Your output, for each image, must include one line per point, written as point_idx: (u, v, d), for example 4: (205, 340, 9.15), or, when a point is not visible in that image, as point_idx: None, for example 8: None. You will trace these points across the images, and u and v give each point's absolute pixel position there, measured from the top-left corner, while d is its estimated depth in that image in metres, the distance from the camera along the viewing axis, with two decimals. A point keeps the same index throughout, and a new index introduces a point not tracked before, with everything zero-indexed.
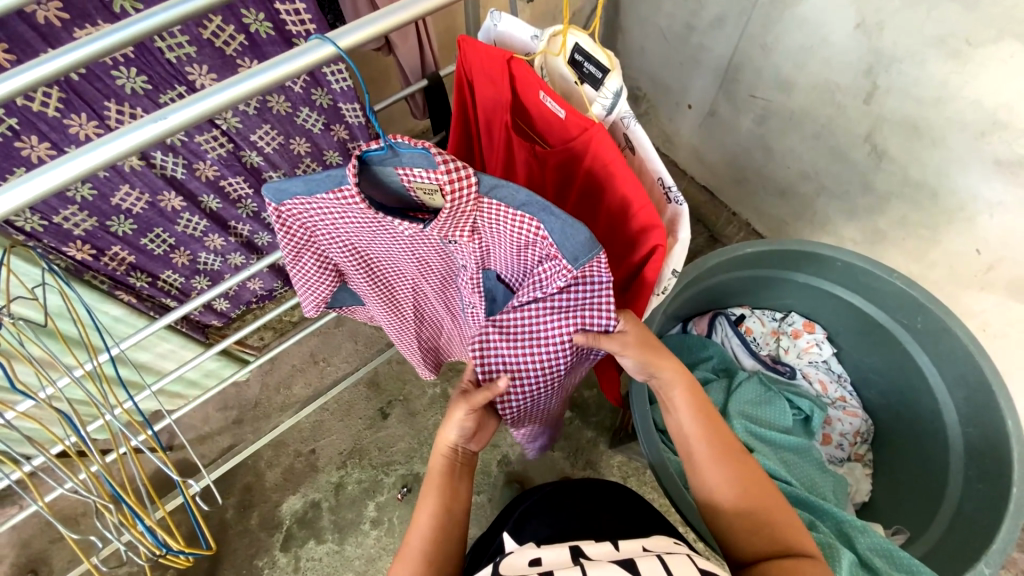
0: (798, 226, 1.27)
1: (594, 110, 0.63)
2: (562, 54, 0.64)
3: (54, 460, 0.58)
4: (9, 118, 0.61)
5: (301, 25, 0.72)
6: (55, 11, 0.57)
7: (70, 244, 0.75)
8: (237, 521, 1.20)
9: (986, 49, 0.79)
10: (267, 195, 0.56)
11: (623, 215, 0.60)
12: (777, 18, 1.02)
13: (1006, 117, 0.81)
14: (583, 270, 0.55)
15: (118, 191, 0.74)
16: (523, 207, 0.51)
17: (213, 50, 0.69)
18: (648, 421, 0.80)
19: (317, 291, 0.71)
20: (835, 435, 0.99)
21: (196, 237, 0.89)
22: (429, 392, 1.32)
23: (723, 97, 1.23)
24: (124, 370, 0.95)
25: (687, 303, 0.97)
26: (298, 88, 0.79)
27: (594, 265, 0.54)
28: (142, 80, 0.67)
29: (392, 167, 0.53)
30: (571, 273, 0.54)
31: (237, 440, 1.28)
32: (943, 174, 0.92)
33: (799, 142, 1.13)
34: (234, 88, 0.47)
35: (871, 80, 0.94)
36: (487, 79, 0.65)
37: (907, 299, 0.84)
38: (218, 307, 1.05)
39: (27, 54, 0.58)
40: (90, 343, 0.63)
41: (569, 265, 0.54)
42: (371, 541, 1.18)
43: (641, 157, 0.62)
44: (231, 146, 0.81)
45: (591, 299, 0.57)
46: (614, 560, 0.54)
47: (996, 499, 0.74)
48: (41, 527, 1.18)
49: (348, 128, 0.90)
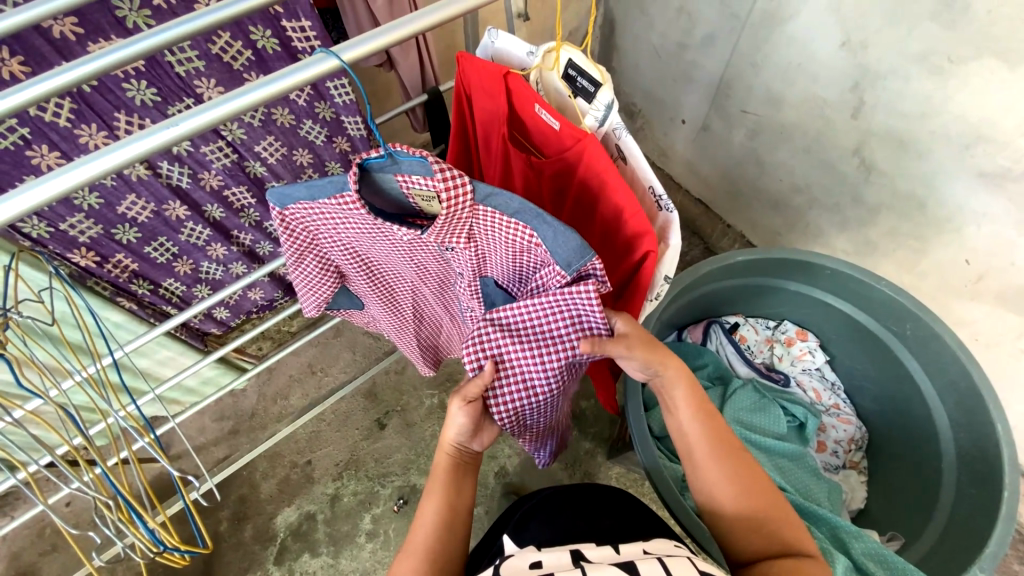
0: (791, 237, 1.29)
1: (587, 122, 0.65)
2: (556, 69, 0.66)
3: (60, 460, 0.55)
4: (21, 127, 0.62)
5: (306, 41, 0.74)
6: (70, 26, 0.59)
7: (75, 251, 0.76)
8: (231, 534, 1.19)
9: (966, 66, 0.81)
10: (272, 199, 0.58)
11: (616, 223, 0.62)
12: (767, 36, 1.05)
13: (988, 130, 0.83)
14: (575, 276, 0.56)
15: (124, 200, 0.75)
16: (517, 215, 0.53)
17: (221, 64, 0.71)
18: (644, 428, 0.81)
19: (318, 292, 0.73)
20: (829, 442, 1.00)
21: (199, 246, 0.90)
22: (427, 402, 1.32)
23: (716, 113, 1.26)
24: (127, 376, 0.97)
25: (682, 312, 0.99)
26: (302, 100, 0.81)
27: (589, 269, 0.55)
28: (151, 93, 0.69)
29: (391, 174, 0.54)
30: (564, 279, 0.56)
31: (233, 450, 1.27)
32: (931, 186, 0.94)
33: (790, 155, 1.15)
34: (243, 97, 0.48)
35: (858, 96, 0.97)
36: (485, 93, 0.67)
37: (895, 307, 0.86)
38: (218, 315, 1.06)
39: (42, 67, 0.60)
40: (94, 347, 0.63)
41: (563, 271, 0.55)
42: (367, 554, 1.17)
43: (633, 167, 0.64)
44: (235, 157, 0.82)
45: (573, 304, 0.57)
46: (615, 563, 0.54)
47: (988, 504, 0.75)
48: (32, 539, 1.17)
49: (350, 140, 0.92)
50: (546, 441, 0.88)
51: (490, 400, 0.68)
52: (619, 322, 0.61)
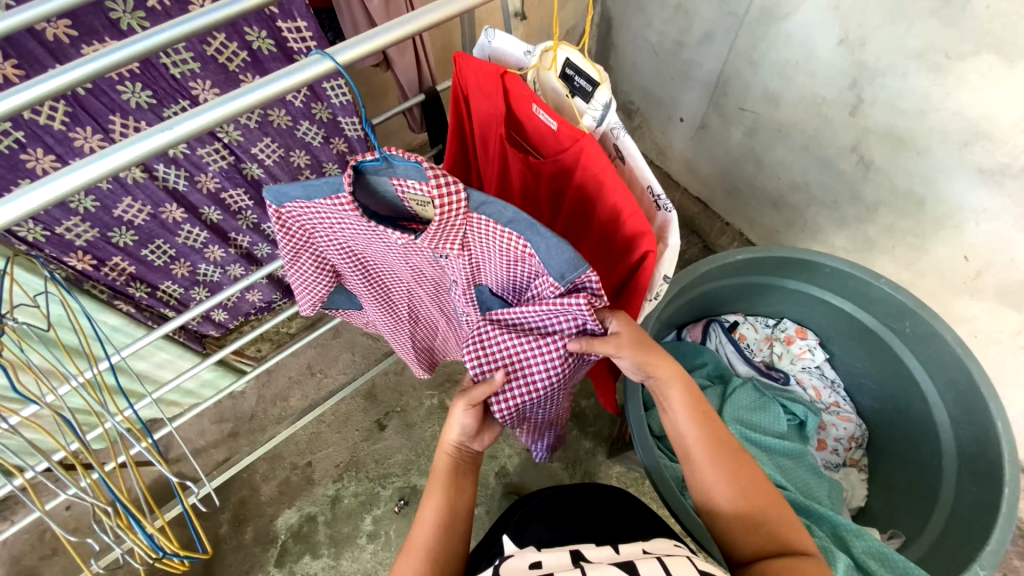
0: (790, 235, 1.29)
1: (584, 122, 0.65)
2: (554, 68, 0.65)
3: (57, 466, 0.55)
4: (16, 131, 0.62)
5: (302, 42, 0.74)
6: (64, 29, 0.58)
7: (71, 254, 0.75)
8: (232, 536, 1.19)
9: (965, 62, 0.81)
10: (268, 198, 0.58)
11: (614, 224, 0.61)
12: (764, 34, 1.05)
13: (987, 127, 0.83)
14: (570, 287, 0.56)
15: (120, 203, 0.75)
16: (511, 224, 0.53)
17: (216, 66, 0.71)
18: (644, 428, 0.81)
19: (314, 290, 0.73)
20: (830, 441, 1.00)
21: (197, 248, 0.90)
22: (426, 403, 1.32)
23: (714, 111, 1.26)
24: (125, 379, 0.96)
25: (681, 310, 0.99)
26: (299, 102, 0.81)
27: (583, 281, 0.55)
28: (146, 95, 0.68)
29: (387, 177, 0.54)
30: (559, 289, 0.56)
31: (233, 453, 1.27)
32: (929, 183, 0.94)
33: (788, 153, 1.15)
34: (238, 100, 0.48)
35: (857, 93, 0.97)
36: (482, 92, 0.66)
37: (895, 304, 0.86)
38: (216, 317, 1.06)
39: (36, 70, 0.59)
40: (90, 351, 0.63)
41: (558, 282, 0.55)
42: (368, 555, 1.17)
43: (631, 166, 0.64)
44: (232, 159, 0.82)
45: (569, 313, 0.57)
46: (615, 562, 0.54)
47: (989, 502, 0.75)
48: (32, 544, 1.17)
49: (347, 140, 0.91)
50: (546, 434, 0.87)
51: (496, 404, 0.67)
52: (612, 322, 0.60)
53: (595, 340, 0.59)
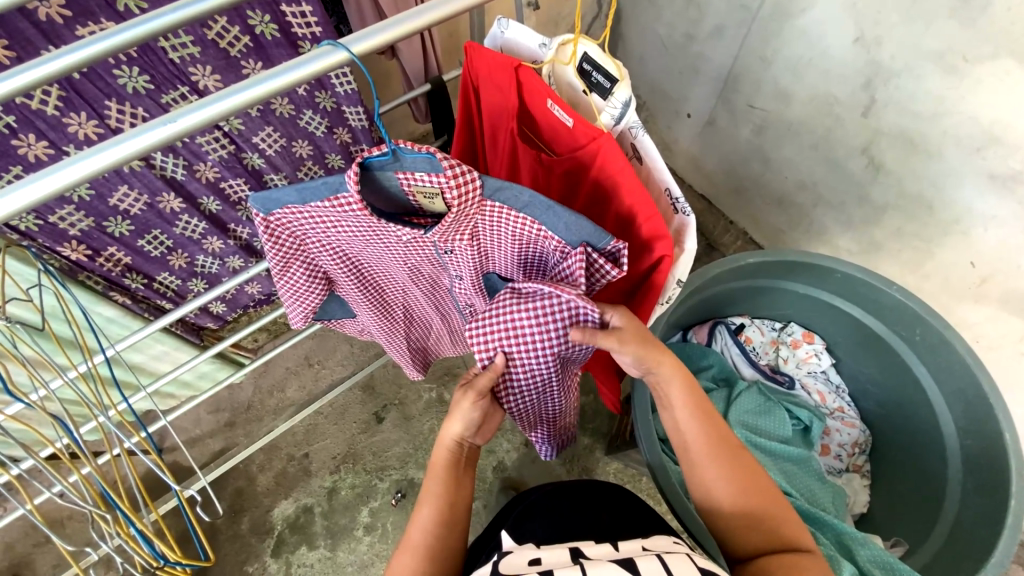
0: (794, 235, 1.28)
1: (602, 120, 0.63)
2: (571, 63, 0.63)
3: (45, 463, 0.54)
4: (7, 115, 0.59)
5: (306, 27, 0.71)
6: (57, 8, 0.56)
7: (65, 244, 0.73)
8: (228, 526, 1.19)
9: (983, 65, 0.80)
10: (255, 204, 0.56)
11: (631, 224, 0.60)
12: (777, 30, 1.03)
13: (1001, 133, 0.82)
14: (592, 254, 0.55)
15: (116, 191, 0.73)
16: (526, 208, 0.52)
17: (217, 51, 0.68)
18: (650, 429, 0.79)
19: (305, 302, 0.70)
20: (833, 446, 1.01)
21: (194, 239, 0.88)
22: (425, 396, 1.31)
23: (723, 108, 1.24)
24: (119, 371, 0.95)
25: (689, 312, 0.98)
26: (303, 91, 0.78)
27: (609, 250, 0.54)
28: (143, 80, 0.66)
29: (393, 171, 0.52)
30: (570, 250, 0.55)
31: (229, 443, 1.26)
32: (939, 187, 0.93)
33: (796, 152, 1.14)
34: (245, 92, 0.46)
35: (870, 93, 0.95)
36: (494, 86, 0.64)
37: (906, 311, 0.85)
38: (213, 309, 1.04)
39: (28, 52, 0.57)
40: (84, 343, 0.63)
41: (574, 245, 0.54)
42: (365, 547, 1.17)
43: (649, 167, 0.62)
44: (232, 148, 0.80)
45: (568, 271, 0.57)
46: (613, 559, 0.53)
47: (995, 511, 0.75)
48: (25, 531, 1.15)
49: (351, 131, 0.88)
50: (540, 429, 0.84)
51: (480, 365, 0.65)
52: (615, 317, 0.61)
53: (597, 329, 0.60)
